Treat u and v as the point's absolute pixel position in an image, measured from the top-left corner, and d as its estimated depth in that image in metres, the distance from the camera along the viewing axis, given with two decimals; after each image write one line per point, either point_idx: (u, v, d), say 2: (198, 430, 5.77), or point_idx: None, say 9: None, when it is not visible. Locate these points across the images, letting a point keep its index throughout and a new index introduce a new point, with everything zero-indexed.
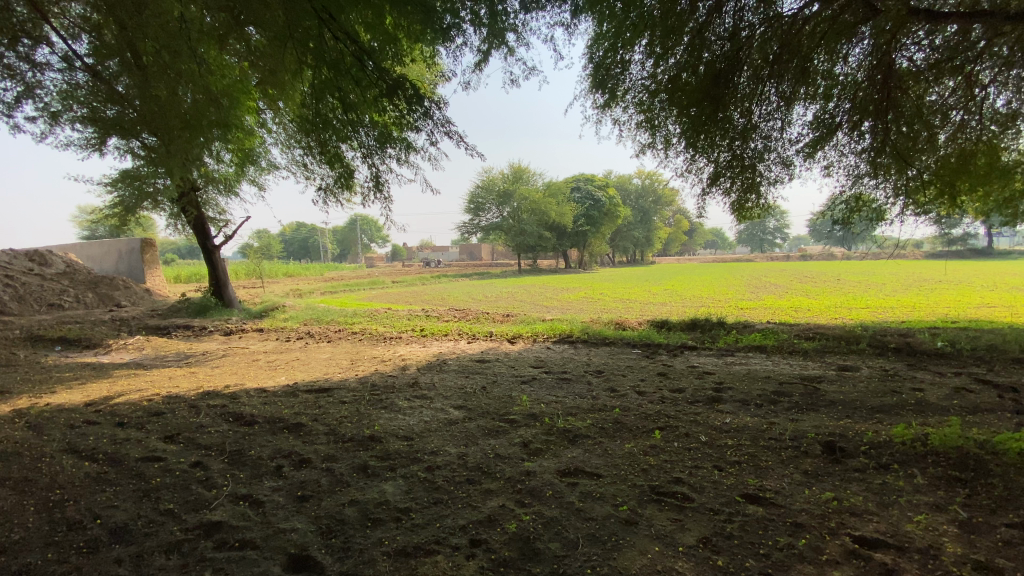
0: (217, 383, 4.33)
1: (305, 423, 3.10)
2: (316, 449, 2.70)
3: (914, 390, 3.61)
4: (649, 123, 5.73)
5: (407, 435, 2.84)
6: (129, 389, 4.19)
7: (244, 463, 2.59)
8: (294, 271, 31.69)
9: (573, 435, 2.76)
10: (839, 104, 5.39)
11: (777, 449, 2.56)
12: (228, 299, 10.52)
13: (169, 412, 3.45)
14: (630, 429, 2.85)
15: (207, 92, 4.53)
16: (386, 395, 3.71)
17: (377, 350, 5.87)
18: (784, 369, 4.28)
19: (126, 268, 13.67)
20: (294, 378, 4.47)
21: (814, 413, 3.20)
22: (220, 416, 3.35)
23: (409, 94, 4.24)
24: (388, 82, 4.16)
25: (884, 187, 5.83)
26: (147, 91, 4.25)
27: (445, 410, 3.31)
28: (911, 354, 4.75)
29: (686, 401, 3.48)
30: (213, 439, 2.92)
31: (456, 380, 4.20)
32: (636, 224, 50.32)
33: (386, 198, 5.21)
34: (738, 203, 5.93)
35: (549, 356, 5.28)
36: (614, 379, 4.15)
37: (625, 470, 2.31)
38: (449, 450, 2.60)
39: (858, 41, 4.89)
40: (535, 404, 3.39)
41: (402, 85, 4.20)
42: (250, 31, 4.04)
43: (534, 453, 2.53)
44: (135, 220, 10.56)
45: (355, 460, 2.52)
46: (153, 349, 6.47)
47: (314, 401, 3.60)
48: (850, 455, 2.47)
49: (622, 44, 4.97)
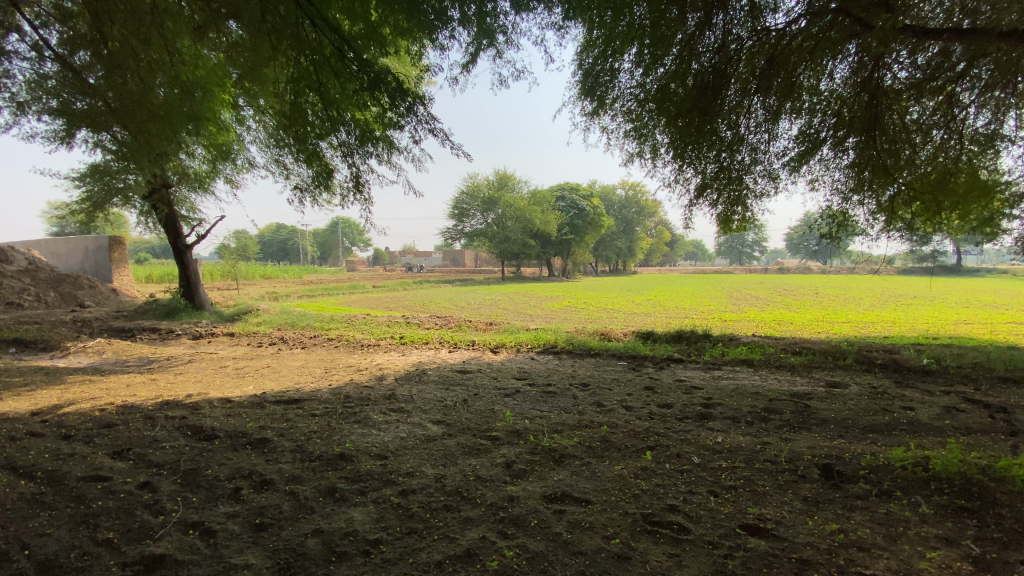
0: (178, 392, 4.05)
1: (270, 439, 2.86)
2: (280, 468, 2.48)
3: (906, 408, 3.53)
4: (638, 132, 5.64)
5: (381, 453, 2.64)
6: (82, 397, 3.88)
7: (199, 485, 2.35)
8: (272, 274, 31.01)
9: (559, 455, 2.59)
10: (825, 119, 5.40)
11: (773, 472, 2.42)
12: (199, 301, 10.11)
13: (122, 425, 3.18)
14: (619, 448, 2.70)
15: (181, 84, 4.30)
16: (360, 408, 3.48)
17: (354, 358, 5.63)
18: (773, 385, 4.18)
19: (92, 267, 13.09)
20: (263, 387, 4.21)
21: (807, 432, 3.09)
22: (178, 429, 3.09)
23: (392, 89, 4.05)
24: (371, 76, 3.98)
25: (868, 204, 5.84)
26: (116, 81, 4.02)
27: (422, 426, 3.11)
28: (897, 371, 4.70)
29: (676, 417, 3.34)
30: (167, 456, 2.67)
31: (435, 392, 3.99)
32: (619, 234, 50.60)
33: (366, 200, 5.01)
34: (724, 216, 5.86)
35: (533, 367, 5.11)
36: (600, 393, 4.00)
37: (616, 496, 2.15)
38: (426, 471, 2.41)
39: (845, 56, 4.90)
40: (518, 420, 3.21)
41: (385, 79, 4.02)
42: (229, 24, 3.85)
43: (518, 476, 2.36)
44: (104, 216, 10.11)
45: (323, 482, 2.32)
46: (115, 353, 6.10)
47: (282, 414, 3.36)
48: (849, 480, 2.35)
49: (612, 52, 4.88)
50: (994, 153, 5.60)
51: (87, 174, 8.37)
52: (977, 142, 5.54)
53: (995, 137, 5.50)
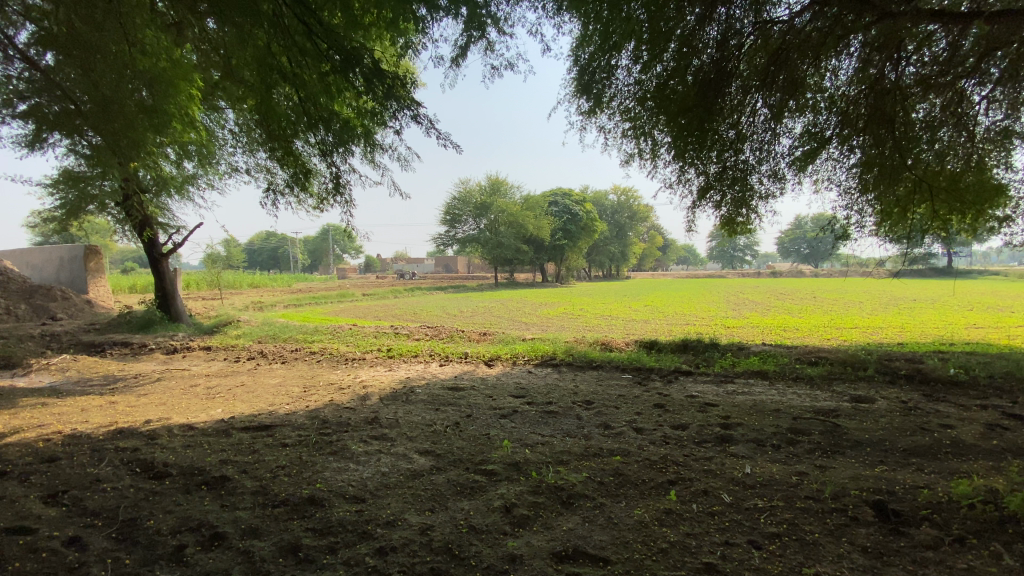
0: (137, 417, 3.62)
1: (231, 477, 2.46)
2: (236, 518, 2.07)
3: (945, 427, 3.18)
4: (636, 132, 5.29)
5: (358, 496, 2.25)
6: (26, 424, 3.43)
7: (136, 542, 1.93)
8: (260, 282, 30.58)
9: (567, 496, 2.21)
10: (829, 117, 5.11)
11: (820, 514, 2.06)
12: (176, 314, 9.64)
13: (65, 458, 2.74)
14: (635, 484, 2.33)
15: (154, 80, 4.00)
16: (338, 436, 3.08)
17: (336, 374, 5.22)
18: (794, 401, 3.83)
19: (67, 277, 12.52)
20: (234, 411, 3.79)
21: (841, 458, 2.74)
22: (126, 465, 2.66)
23: (368, 68, 3.63)
24: (341, 53, 3.55)
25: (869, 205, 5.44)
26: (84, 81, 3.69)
27: (408, 457, 2.72)
28: (924, 383, 4.36)
29: (693, 441, 2.98)
30: (107, 501, 2.24)
31: (423, 414, 3.59)
32: (611, 239, 50.43)
33: (348, 202, 4.69)
34: (727, 219, 5.42)
35: (529, 382, 4.71)
36: (606, 412, 3.63)
37: (640, 553, 1.77)
38: (410, 520, 2.02)
39: (847, 51, 4.70)
40: (518, 448, 2.82)
41: (360, 58, 3.62)
42: (205, 21, 3.58)
43: (520, 525, 1.98)
44: (78, 224, 9.60)
45: (286, 537, 1.92)
46: (79, 371, 5.62)
47: (249, 444, 2.95)
48: (909, 524, 2.00)
49: (610, 49, 4.57)
50: (1005, 152, 5.11)
51: (60, 180, 7.75)
52: (990, 141, 5.10)
53: (1008, 134, 5.08)
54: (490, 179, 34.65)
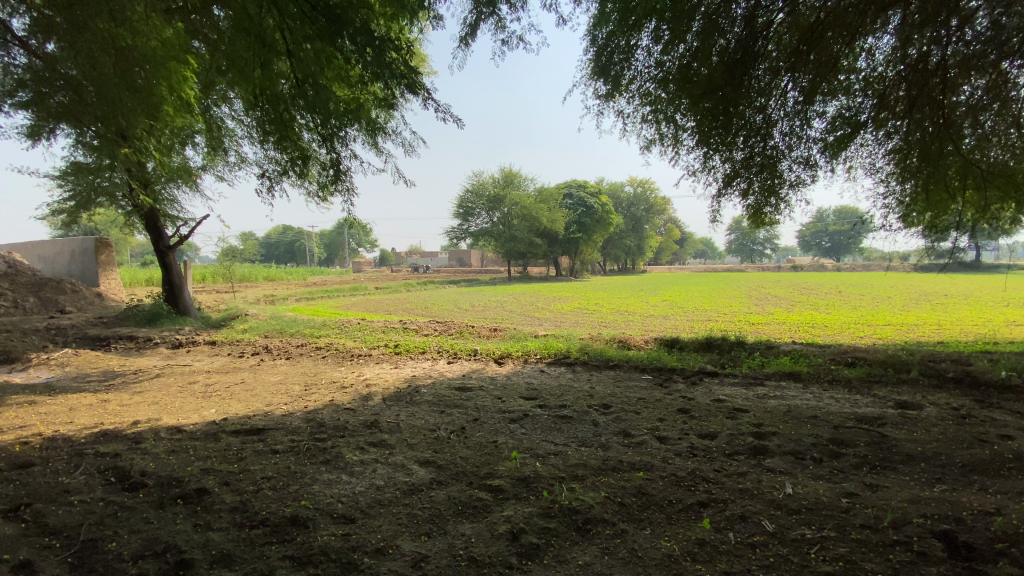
0: (126, 417, 3.42)
1: (210, 490, 2.23)
2: (208, 541, 1.84)
3: (1005, 437, 2.84)
4: (657, 117, 4.93)
5: (347, 515, 2.01)
6: (10, 424, 3.25)
7: (91, 569, 1.70)
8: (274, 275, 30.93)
9: (582, 519, 1.93)
10: (864, 99, 4.68)
11: (880, 549, 1.76)
12: (183, 307, 9.56)
13: (39, 465, 2.53)
14: (661, 506, 2.04)
15: (151, 62, 3.80)
16: (333, 443, 2.83)
17: (339, 372, 4.98)
18: (831, 407, 3.49)
19: (78, 270, 12.54)
20: (227, 411, 3.57)
21: (893, 475, 2.41)
22: (102, 474, 2.44)
23: (359, 31, 3.34)
24: (329, 15, 3.28)
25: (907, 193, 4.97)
26: (77, 63, 3.50)
27: (406, 469, 2.46)
28: (974, 387, 3.99)
29: (724, 453, 2.67)
30: (70, 518, 2.02)
31: (427, 418, 3.33)
32: (627, 232, 49.72)
33: (347, 189, 4.43)
34: (755, 209, 5.03)
35: (541, 383, 4.44)
36: (626, 418, 3.33)
37: None
38: (402, 547, 1.77)
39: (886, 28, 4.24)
40: (528, 460, 2.54)
41: (349, 20, 3.33)
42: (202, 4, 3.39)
43: (528, 556, 1.71)
44: (86, 217, 9.51)
45: (258, 567, 1.68)
46: (80, 366, 5.47)
47: (236, 451, 2.72)
48: (989, 561, 1.68)
49: (628, 28, 4.25)
50: None
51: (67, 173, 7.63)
52: None
53: None
54: (501, 172, 34.24)
